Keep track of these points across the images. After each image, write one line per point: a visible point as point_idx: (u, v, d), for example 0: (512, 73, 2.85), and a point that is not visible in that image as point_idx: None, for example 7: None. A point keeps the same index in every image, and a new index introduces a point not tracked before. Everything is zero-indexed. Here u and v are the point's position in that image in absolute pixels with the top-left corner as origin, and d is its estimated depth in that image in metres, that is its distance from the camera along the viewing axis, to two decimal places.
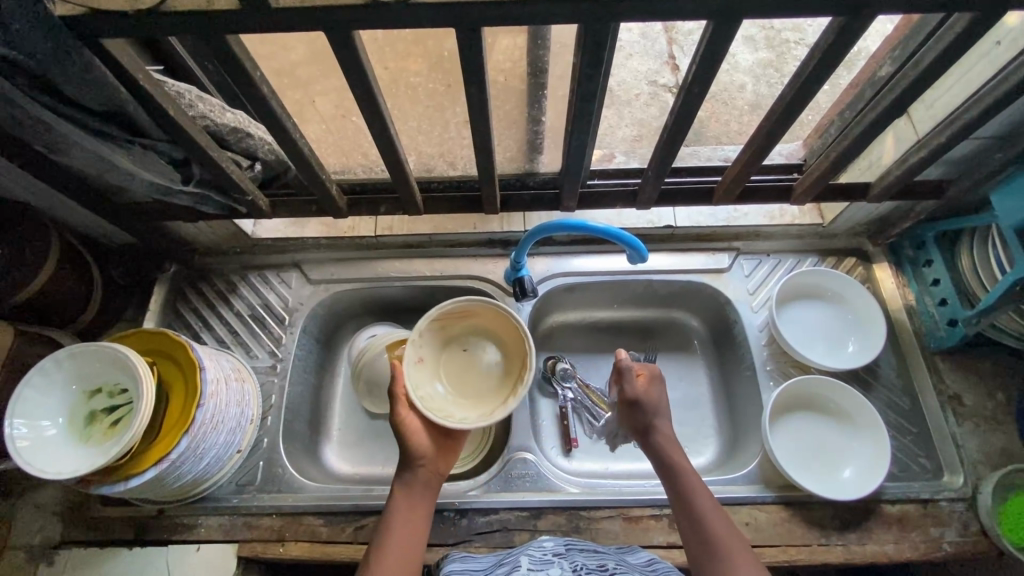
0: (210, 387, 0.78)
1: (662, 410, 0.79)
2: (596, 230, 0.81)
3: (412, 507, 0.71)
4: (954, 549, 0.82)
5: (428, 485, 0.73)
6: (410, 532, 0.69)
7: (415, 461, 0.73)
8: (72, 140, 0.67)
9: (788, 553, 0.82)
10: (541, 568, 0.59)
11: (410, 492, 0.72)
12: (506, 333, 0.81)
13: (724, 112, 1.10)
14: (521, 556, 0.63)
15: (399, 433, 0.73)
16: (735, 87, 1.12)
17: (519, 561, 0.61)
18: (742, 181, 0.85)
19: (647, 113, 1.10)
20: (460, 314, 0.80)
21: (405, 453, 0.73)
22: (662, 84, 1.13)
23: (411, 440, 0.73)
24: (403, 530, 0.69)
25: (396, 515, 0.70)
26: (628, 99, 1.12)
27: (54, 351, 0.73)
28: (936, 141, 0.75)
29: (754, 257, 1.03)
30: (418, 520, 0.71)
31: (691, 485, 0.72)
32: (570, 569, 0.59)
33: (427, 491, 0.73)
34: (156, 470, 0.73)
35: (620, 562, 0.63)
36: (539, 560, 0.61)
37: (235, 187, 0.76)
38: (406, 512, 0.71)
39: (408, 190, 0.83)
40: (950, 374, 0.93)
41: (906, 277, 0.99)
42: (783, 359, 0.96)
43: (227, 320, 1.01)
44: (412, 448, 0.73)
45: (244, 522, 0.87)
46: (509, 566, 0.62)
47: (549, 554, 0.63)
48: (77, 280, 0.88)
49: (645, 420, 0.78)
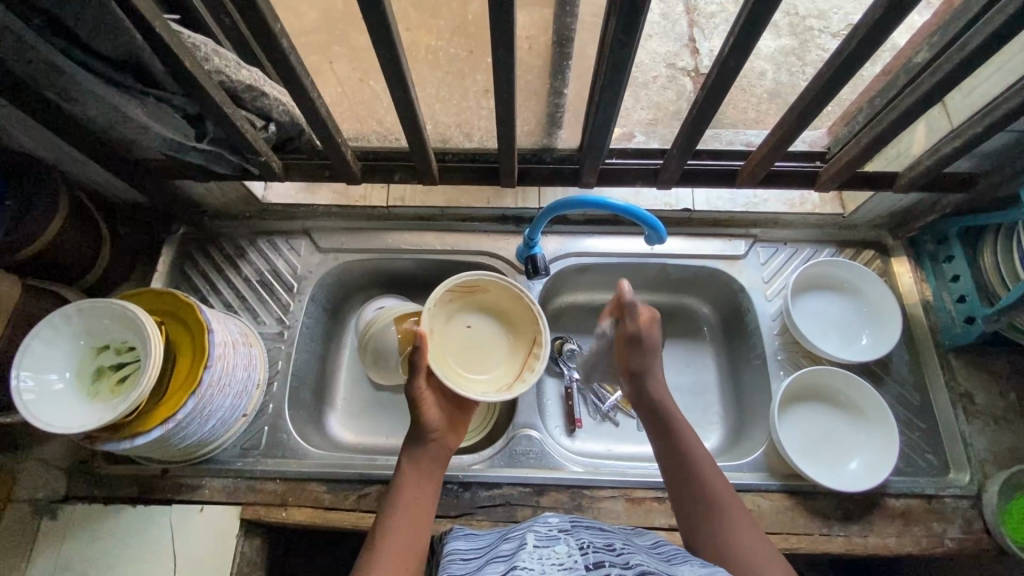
0: (218, 350, 0.78)
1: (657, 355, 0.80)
2: (615, 208, 0.79)
3: (421, 480, 0.70)
4: (956, 545, 0.82)
5: (439, 458, 0.73)
6: (417, 503, 0.68)
7: (427, 433, 0.72)
8: (84, 89, 0.65)
9: (790, 541, 0.82)
10: (548, 544, 0.58)
11: (419, 464, 0.71)
12: (508, 310, 0.83)
13: (741, 98, 1.05)
14: (527, 532, 0.62)
15: (415, 405, 0.72)
16: (755, 74, 1.07)
17: (525, 537, 0.60)
18: (768, 165, 0.82)
19: (664, 96, 1.07)
20: (462, 291, 0.81)
21: (417, 424, 0.72)
22: (680, 67, 1.09)
23: (426, 412, 0.72)
24: (410, 500, 0.69)
25: (405, 487, 0.70)
26: (645, 81, 1.08)
27: (63, 305, 0.72)
28: (972, 131, 0.73)
29: (771, 245, 1.01)
30: (426, 492, 0.70)
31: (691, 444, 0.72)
32: (577, 544, 0.57)
33: (437, 465, 0.72)
34: (162, 430, 0.73)
35: (627, 542, 0.61)
36: (545, 536, 0.60)
37: (248, 147, 0.74)
38: (415, 485, 0.70)
39: (426, 159, 0.81)
40: (962, 372, 0.92)
41: (924, 271, 0.97)
42: (794, 349, 0.96)
43: (235, 284, 1.00)
44: (427, 420, 0.72)
45: (248, 486, 0.87)
46: (515, 542, 0.61)
47: (555, 530, 0.62)
48: (85, 236, 0.87)
49: (640, 362, 0.79)
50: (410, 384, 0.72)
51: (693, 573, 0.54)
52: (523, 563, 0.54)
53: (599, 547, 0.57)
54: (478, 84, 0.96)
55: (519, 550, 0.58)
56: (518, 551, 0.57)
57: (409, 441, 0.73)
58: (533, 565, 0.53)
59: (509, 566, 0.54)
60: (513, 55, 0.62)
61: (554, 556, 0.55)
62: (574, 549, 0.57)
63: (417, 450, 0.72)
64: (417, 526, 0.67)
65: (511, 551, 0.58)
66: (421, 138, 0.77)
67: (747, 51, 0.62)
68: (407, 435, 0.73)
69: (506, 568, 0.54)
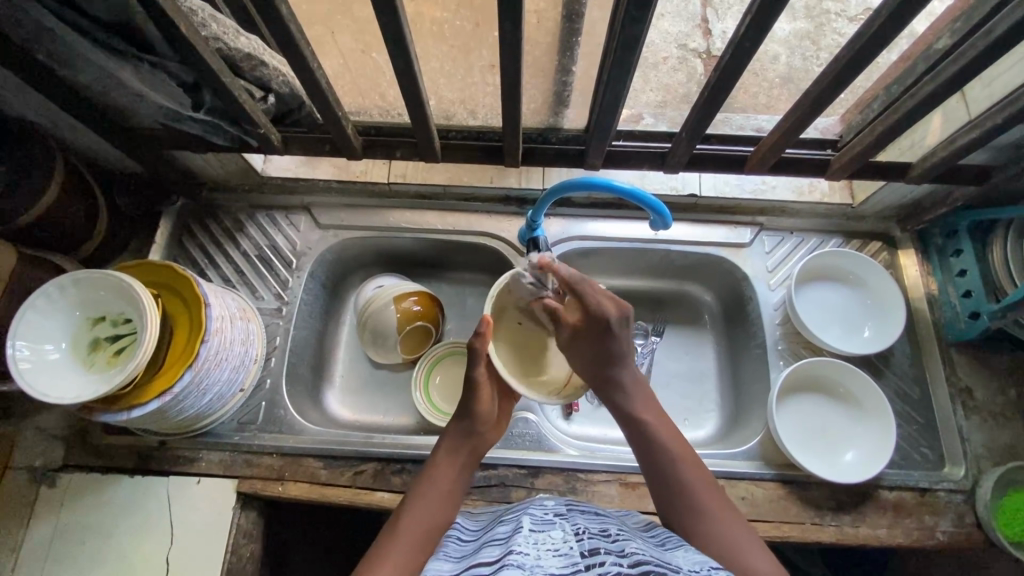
0: (215, 324, 0.77)
1: (621, 363, 0.69)
2: (620, 191, 0.78)
3: (454, 473, 0.68)
4: (946, 538, 0.83)
5: (476, 453, 0.71)
6: (444, 495, 0.66)
7: (477, 427, 0.71)
8: (79, 54, 0.64)
9: (781, 529, 0.82)
10: (544, 528, 0.58)
11: (456, 455, 0.70)
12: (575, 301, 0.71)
13: (753, 83, 1.02)
14: (523, 516, 0.62)
15: (472, 391, 0.71)
16: (767, 58, 1.03)
17: (521, 521, 0.60)
18: (779, 151, 0.80)
19: (674, 78, 1.03)
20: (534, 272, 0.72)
21: (468, 410, 0.71)
22: (691, 48, 1.05)
23: (480, 398, 0.71)
24: (439, 490, 0.66)
25: (440, 464, 0.68)
26: (655, 62, 1.05)
27: (58, 276, 0.71)
28: (990, 122, 0.71)
29: (777, 234, 1.00)
30: (456, 486, 0.67)
31: (654, 424, 0.69)
32: (572, 530, 0.58)
33: (471, 460, 0.71)
34: (158, 403, 0.73)
35: (622, 527, 0.61)
36: (541, 520, 0.61)
37: (248, 118, 0.73)
38: (447, 476, 0.67)
39: (428, 135, 0.80)
40: (963, 367, 0.91)
41: (931, 265, 0.96)
42: (795, 340, 0.95)
43: (233, 259, 0.99)
44: (479, 407, 0.71)
45: (245, 459, 0.87)
46: (511, 524, 0.61)
47: (551, 514, 0.62)
48: (81, 204, 0.86)
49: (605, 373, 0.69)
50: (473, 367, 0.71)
51: (687, 561, 0.54)
52: (519, 547, 0.54)
53: (594, 533, 0.57)
54: (483, 57, 0.88)
55: (515, 533, 0.58)
56: (514, 534, 0.57)
57: (454, 424, 0.72)
58: (528, 549, 0.53)
59: (504, 550, 0.54)
60: (520, 29, 0.60)
61: (549, 541, 0.55)
62: (569, 534, 0.57)
63: (459, 436, 0.71)
64: (443, 508, 0.65)
65: (506, 534, 0.58)
66: (423, 113, 0.75)
67: (765, 31, 0.60)
68: (455, 414, 0.73)
69: (501, 551, 0.54)
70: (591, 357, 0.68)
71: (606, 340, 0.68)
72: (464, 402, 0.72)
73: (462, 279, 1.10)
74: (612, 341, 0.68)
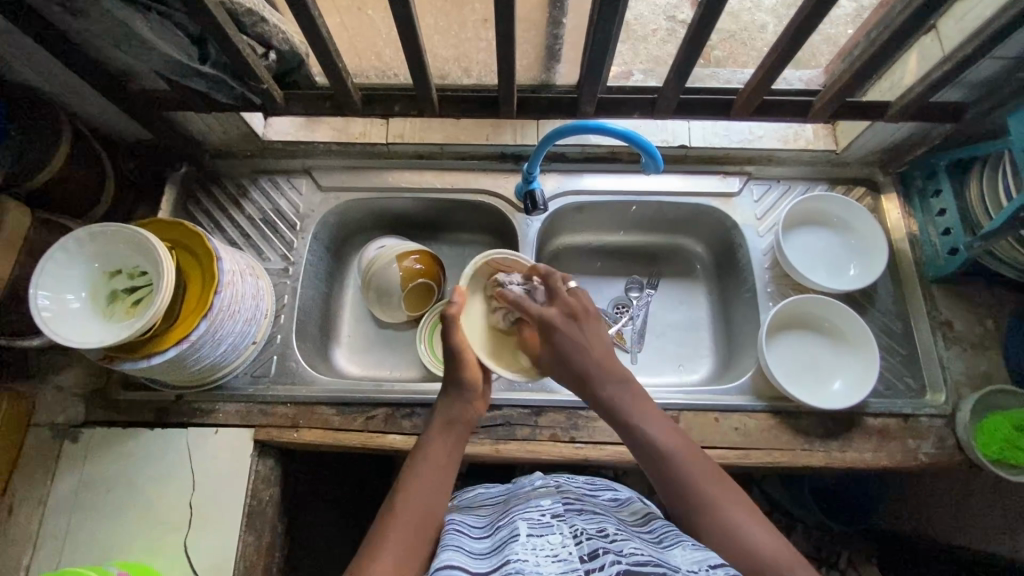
0: (227, 276, 0.81)
1: (591, 355, 0.73)
2: (613, 132, 0.80)
3: (448, 449, 0.70)
4: (928, 459, 0.87)
5: (467, 424, 0.73)
6: (441, 471, 0.67)
7: (467, 401, 0.74)
8: (89, 3, 0.66)
9: (773, 455, 0.87)
10: (541, 533, 0.57)
11: (447, 431, 0.72)
12: None
13: (742, 53, 1.06)
14: (519, 520, 0.60)
15: (457, 361, 0.75)
16: (755, 27, 1.07)
17: (518, 525, 0.59)
18: (762, 91, 0.83)
19: (663, 50, 1.06)
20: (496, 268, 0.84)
21: (457, 383, 0.75)
22: (680, 19, 1.08)
23: (468, 369, 0.75)
24: (435, 465, 0.67)
25: (433, 446, 0.70)
26: (644, 34, 1.07)
27: (75, 229, 0.73)
28: (963, 54, 0.74)
29: (765, 182, 1.04)
30: (450, 462, 0.69)
31: (643, 417, 0.69)
32: (570, 533, 0.57)
33: (465, 432, 0.73)
34: (176, 350, 0.76)
35: (620, 529, 0.60)
36: (538, 523, 0.60)
37: (251, 73, 0.75)
38: (442, 452, 0.69)
39: (426, 88, 0.83)
40: (943, 302, 0.96)
41: (912, 207, 1.00)
42: (784, 282, 0.99)
43: (239, 223, 1.02)
44: (465, 376, 0.75)
45: (260, 410, 0.90)
46: (509, 525, 0.60)
47: (549, 516, 0.61)
48: (88, 168, 0.88)
49: (581, 370, 0.72)
50: (449, 338, 0.75)
51: (686, 558, 0.54)
52: (516, 555, 0.54)
53: (592, 534, 0.57)
54: (476, 11, 0.92)
55: (512, 539, 0.57)
56: (510, 542, 0.56)
57: (445, 398, 0.75)
58: (527, 557, 0.53)
59: (503, 559, 0.54)
60: None
61: (548, 546, 0.55)
62: (568, 537, 0.56)
63: (450, 410, 0.74)
64: (436, 493, 0.65)
65: (504, 540, 0.57)
66: (422, 65, 0.78)
67: None
68: (447, 385, 0.76)
69: (499, 560, 0.54)
70: (564, 350, 0.73)
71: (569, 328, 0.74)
72: (452, 372, 0.76)
73: (461, 240, 1.14)
74: (572, 330, 0.74)
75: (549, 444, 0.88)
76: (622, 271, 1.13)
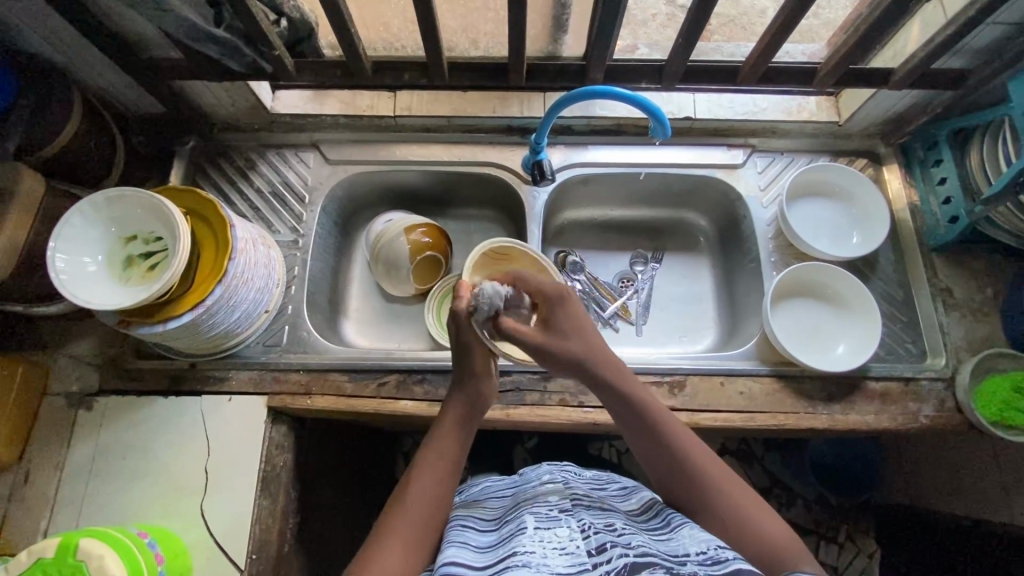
0: (241, 244, 0.82)
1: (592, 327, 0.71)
2: (621, 96, 0.81)
3: (455, 444, 0.66)
4: (929, 421, 0.89)
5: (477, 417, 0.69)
6: (448, 467, 0.64)
7: (479, 395, 0.69)
8: None
9: (777, 418, 0.88)
10: (549, 526, 0.57)
11: (454, 424, 0.68)
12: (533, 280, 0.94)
13: (742, 36, 1.07)
14: (526, 514, 0.60)
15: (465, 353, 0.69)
16: (755, 12, 1.09)
17: (525, 519, 0.59)
18: (768, 58, 0.85)
19: (663, 33, 1.07)
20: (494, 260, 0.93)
21: (470, 375, 0.69)
22: (679, 4, 1.10)
23: (478, 360, 0.69)
24: (443, 460, 0.64)
25: (440, 440, 0.66)
26: (645, 18, 1.08)
27: (92, 194, 0.74)
28: (964, 17, 0.76)
29: (768, 155, 1.05)
30: (458, 458, 0.66)
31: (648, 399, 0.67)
32: (578, 527, 0.56)
33: (472, 424, 0.69)
34: (192, 315, 0.77)
35: (627, 524, 0.59)
36: (546, 517, 0.59)
37: (264, 38, 0.76)
38: (450, 447, 0.66)
39: (437, 57, 0.84)
40: (943, 270, 0.97)
41: (913, 177, 1.01)
42: (788, 252, 1.00)
43: (248, 197, 1.02)
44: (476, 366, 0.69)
45: (274, 377, 0.92)
46: (515, 523, 0.60)
47: (556, 511, 0.60)
48: (100, 139, 0.89)
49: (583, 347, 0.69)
50: (461, 332, 0.69)
51: (693, 541, 0.55)
52: (524, 547, 0.53)
53: (600, 529, 0.56)
54: None
55: (520, 532, 0.57)
56: (518, 536, 0.56)
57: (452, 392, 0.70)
58: (534, 549, 0.53)
59: (509, 551, 0.54)
60: None
61: (555, 539, 0.55)
62: (575, 532, 0.55)
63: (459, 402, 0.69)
64: (440, 491, 0.62)
65: (511, 534, 0.57)
66: (433, 35, 0.79)
67: None
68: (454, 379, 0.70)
69: (506, 552, 0.54)
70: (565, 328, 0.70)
71: (557, 312, 0.71)
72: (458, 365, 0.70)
73: (468, 215, 1.15)
74: (562, 311, 0.71)
75: (558, 409, 0.89)
76: (627, 245, 1.14)
